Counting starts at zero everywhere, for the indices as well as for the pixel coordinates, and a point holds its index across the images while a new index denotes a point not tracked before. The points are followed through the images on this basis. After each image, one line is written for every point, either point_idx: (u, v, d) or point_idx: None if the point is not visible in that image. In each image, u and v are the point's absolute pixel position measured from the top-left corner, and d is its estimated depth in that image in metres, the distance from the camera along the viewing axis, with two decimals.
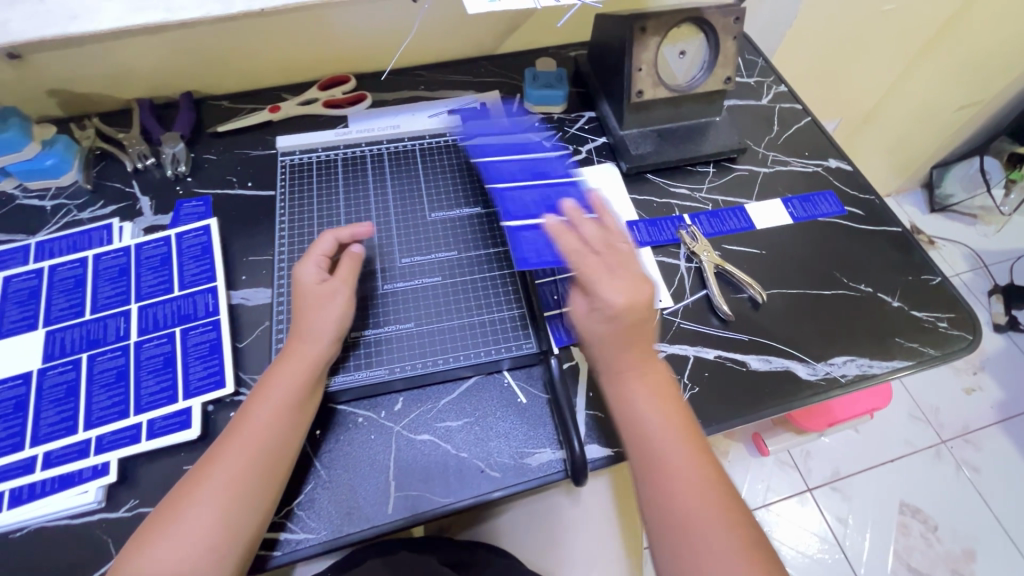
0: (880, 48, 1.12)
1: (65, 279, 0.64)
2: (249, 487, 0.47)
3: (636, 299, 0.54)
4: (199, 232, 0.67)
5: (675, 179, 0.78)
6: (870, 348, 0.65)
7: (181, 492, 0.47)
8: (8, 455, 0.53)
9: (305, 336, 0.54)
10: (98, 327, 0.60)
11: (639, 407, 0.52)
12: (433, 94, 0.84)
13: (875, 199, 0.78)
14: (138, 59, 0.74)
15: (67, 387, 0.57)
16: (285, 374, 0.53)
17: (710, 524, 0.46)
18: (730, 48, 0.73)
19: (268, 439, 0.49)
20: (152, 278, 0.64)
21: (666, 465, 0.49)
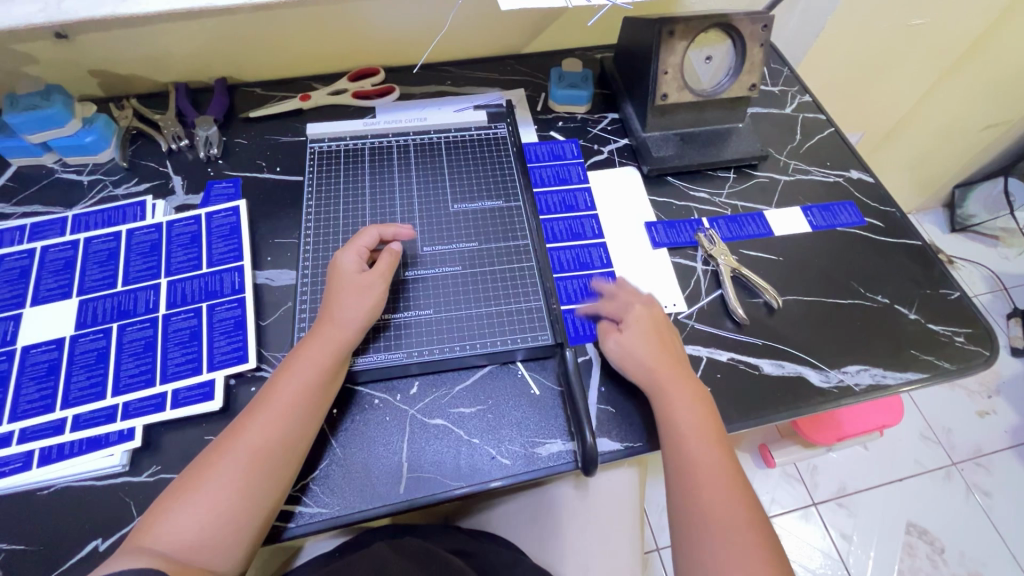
0: (906, 63, 1.12)
1: (99, 251, 0.66)
2: (270, 460, 0.49)
3: (652, 313, 0.61)
4: (228, 213, 0.69)
5: (695, 183, 0.78)
6: (884, 359, 0.65)
7: (205, 460, 0.48)
8: (39, 416, 0.55)
9: (335, 319, 0.56)
10: (129, 299, 0.62)
11: (674, 406, 0.54)
12: (460, 90, 0.86)
13: (896, 212, 0.78)
14: (178, 44, 0.77)
15: (97, 354, 0.59)
16: (313, 355, 0.54)
17: (734, 524, 0.48)
18: (757, 55, 0.73)
19: (292, 416, 0.51)
20: (182, 255, 0.66)
21: (694, 463, 0.51)
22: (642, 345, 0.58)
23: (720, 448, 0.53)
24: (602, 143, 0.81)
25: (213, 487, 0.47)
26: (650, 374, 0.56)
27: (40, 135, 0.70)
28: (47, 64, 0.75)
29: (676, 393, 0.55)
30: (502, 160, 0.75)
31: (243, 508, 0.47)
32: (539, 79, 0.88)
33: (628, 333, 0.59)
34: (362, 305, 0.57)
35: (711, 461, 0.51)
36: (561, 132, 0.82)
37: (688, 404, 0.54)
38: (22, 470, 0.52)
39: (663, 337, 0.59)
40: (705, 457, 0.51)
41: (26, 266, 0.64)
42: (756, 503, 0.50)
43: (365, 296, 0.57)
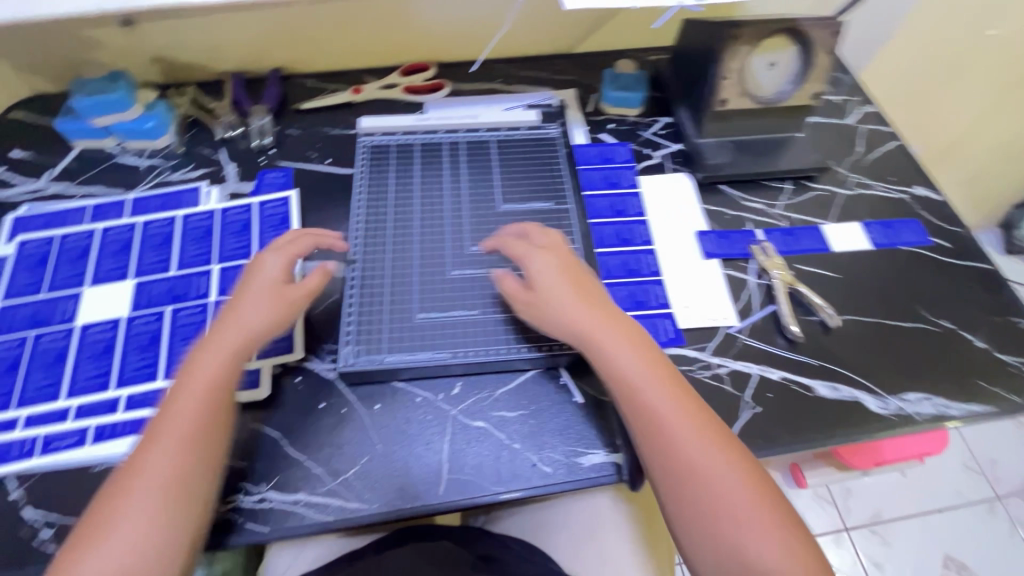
0: (973, 75, 1.07)
1: (155, 235, 0.67)
2: (184, 483, 0.46)
3: (564, 258, 0.59)
4: (279, 204, 0.70)
5: (750, 193, 0.76)
6: (948, 387, 0.62)
7: (109, 501, 0.45)
8: (95, 393, 0.56)
9: (231, 331, 0.53)
10: (182, 284, 0.63)
11: (613, 357, 0.53)
12: (509, 88, 0.85)
13: (964, 233, 0.74)
14: (236, 33, 0.78)
15: (150, 336, 0.60)
16: (203, 365, 0.51)
17: (713, 462, 0.48)
18: (824, 62, 0.70)
19: (193, 429, 0.48)
20: (234, 242, 0.67)
21: (653, 410, 0.51)
22: (563, 290, 0.56)
23: (681, 396, 0.52)
24: (654, 148, 0.79)
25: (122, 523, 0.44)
26: (586, 334, 0.54)
27: (105, 119, 0.72)
28: (113, 49, 0.77)
29: (618, 347, 0.53)
30: (552, 161, 0.74)
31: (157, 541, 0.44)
32: (590, 80, 0.87)
33: (542, 288, 0.56)
34: (265, 314, 0.54)
35: (673, 411, 0.50)
36: (613, 134, 0.81)
37: (635, 357, 0.53)
38: (77, 445, 0.54)
39: (577, 277, 0.58)
40: (669, 409, 0.51)
41: (86, 246, 0.66)
42: (731, 437, 0.51)
43: (269, 306, 0.54)
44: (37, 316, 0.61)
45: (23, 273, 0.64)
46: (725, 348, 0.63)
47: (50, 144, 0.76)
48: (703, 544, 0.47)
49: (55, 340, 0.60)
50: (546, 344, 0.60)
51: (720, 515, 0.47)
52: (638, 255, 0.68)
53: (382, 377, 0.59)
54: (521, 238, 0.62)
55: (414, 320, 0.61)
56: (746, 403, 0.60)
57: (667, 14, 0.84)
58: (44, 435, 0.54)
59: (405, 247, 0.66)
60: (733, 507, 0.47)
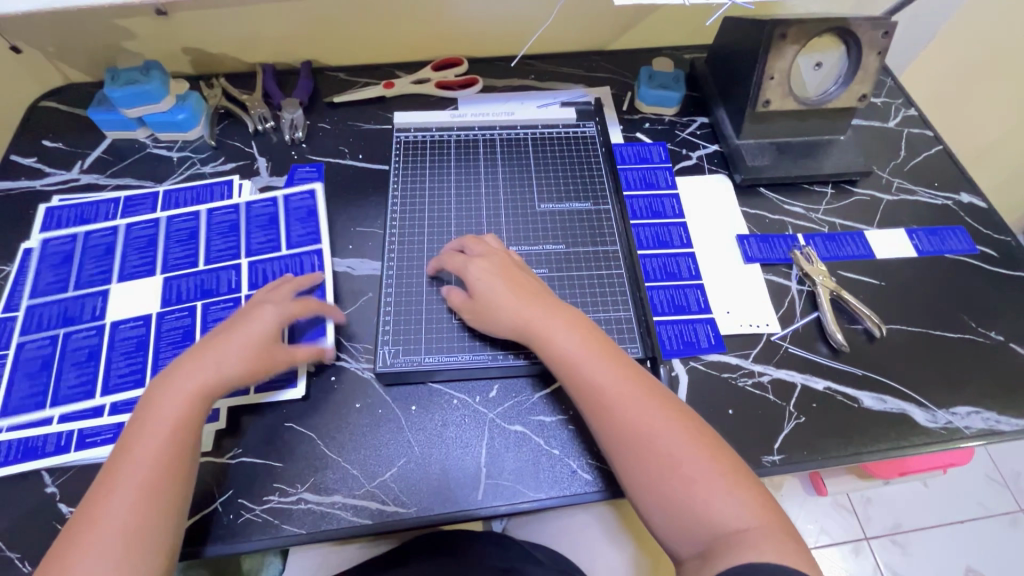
0: (1015, 78, 1.04)
1: (180, 231, 0.66)
2: (146, 534, 0.42)
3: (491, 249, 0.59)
4: (305, 196, 0.69)
5: (790, 197, 0.74)
6: (999, 402, 0.60)
7: (60, 554, 0.41)
8: (130, 390, 0.56)
9: (202, 367, 0.49)
10: (211, 278, 0.63)
11: (552, 341, 0.52)
12: (543, 85, 0.83)
13: (1012, 242, 0.71)
14: (270, 25, 0.77)
15: (183, 331, 0.59)
16: (163, 405, 0.47)
17: (665, 431, 0.47)
18: (873, 63, 0.67)
19: (155, 472, 0.44)
20: (260, 236, 0.66)
21: (597, 391, 0.49)
22: (492, 281, 0.55)
23: (622, 366, 0.51)
24: (691, 148, 0.78)
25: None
26: (519, 321, 0.53)
27: (138, 110, 0.71)
28: (146, 39, 0.76)
29: (550, 326, 0.52)
30: (590, 161, 0.72)
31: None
32: (626, 78, 0.85)
33: (476, 287, 0.56)
34: (240, 361, 0.50)
35: (618, 388, 0.49)
36: (648, 134, 0.79)
37: (570, 334, 0.52)
38: (112, 441, 0.53)
39: (507, 263, 0.57)
40: (607, 382, 0.49)
41: (112, 243, 0.65)
42: (675, 399, 0.50)
43: (246, 353, 0.51)
44: (66, 313, 0.60)
45: (47, 272, 0.63)
46: (767, 356, 0.62)
47: (81, 135, 0.75)
48: (662, 509, 0.45)
49: (86, 337, 0.59)
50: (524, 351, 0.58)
51: (674, 474, 0.45)
52: (677, 257, 0.67)
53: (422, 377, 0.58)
54: (457, 250, 0.60)
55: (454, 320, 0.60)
56: (789, 413, 0.58)
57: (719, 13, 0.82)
58: (79, 429, 0.54)
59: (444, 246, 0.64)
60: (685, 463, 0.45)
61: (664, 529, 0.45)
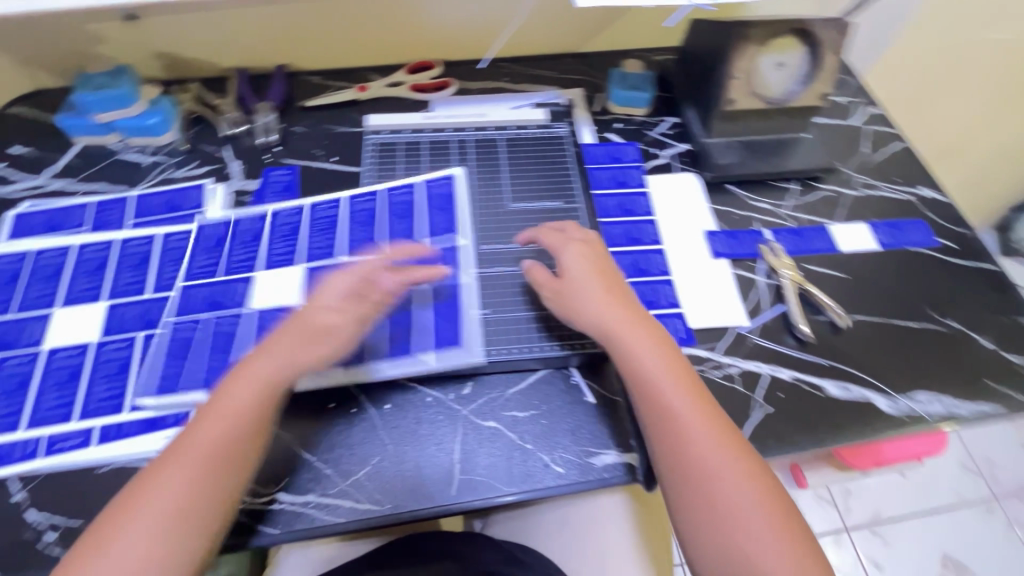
0: (973, 78, 1.09)
1: (175, 248, 0.64)
2: (191, 519, 0.43)
3: (585, 257, 0.59)
4: (330, 205, 0.68)
5: (757, 193, 0.76)
6: (958, 388, 0.62)
7: (111, 521, 0.43)
8: (109, 416, 0.54)
9: (278, 344, 0.51)
10: (225, 290, 0.61)
11: (636, 356, 0.53)
12: (516, 87, 0.85)
13: (969, 234, 0.74)
14: (242, 30, 0.77)
15: (168, 355, 0.57)
16: (235, 387, 0.49)
17: (728, 468, 0.47)
18: (832, 62, 0.70)
19: (213, 460, 0.45)
20: (242, 253, 0.64)
21: (672, 414, 0.50)
22: (588, 284, 0.57)
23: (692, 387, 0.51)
24: (661, 147, 0.79)
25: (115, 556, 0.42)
26: (603, 327, 0.54)
27: (108, 115, 0.71)
28: (116, 45, 0.76)
29: (638, 343, 0.53)
30: (561, 161, 0.73)
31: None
32: (598, 79, 0.86)
33: (570, 282, 0.57)
34: (312, 342, 0.51)
35: (691, 414, 0.49)
36: (620, 134, 0.81)
37: (654, 353, 0.53)
38: (82, 446, 0.53)
39: (602, 270, 0.58)
40: (675, 395, 0.50)
41: (104, 258, 0.63)
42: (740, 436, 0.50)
43: (318, 334, 0.51)
44: (4, 337, 0.58)
45: (36, 285, 0.62)
46: (734, 348, 0.63)
47: (51, 141, 0.75)
48: (708, 544, 0.46)
49: (20, 364, 0.57)
50: (576, 342, 0.60)
51: (716, 496, 0.46)
52: (647, 254, 0.68)
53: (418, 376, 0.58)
54: (556, 229, 0.63)
55: (452, 315, 0.60)
56: (757, 403, 0.59)
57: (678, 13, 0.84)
58: (46, 435, 0.53)
59: (453, 247, 0.64)
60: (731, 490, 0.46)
61: (693, 550, 0.46)
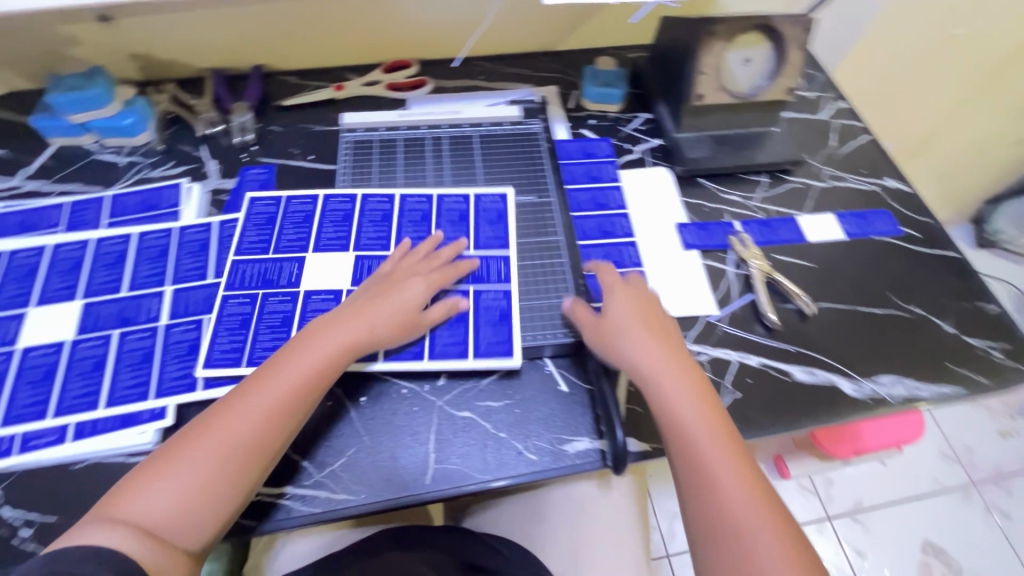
0: (940, 74, 1.12)
1: (151, 247, 0.65)
2: (248, 452, 0.48)
3: (630, 303, 0.59)
4: (383, 200, 0.69)
5: (728, 186, 0.78)
6: (919, 371, 0.64)
7: (182, 440, 0.48)
8: (84, 412, 0.54)
9: (369, 310, 0.56)
10: (275, 268, 0.63)
11: (673, 403, 0.52)
12: (492, 85, 0.86)
13: (932, 222, 0.76)
14: (217, 30, 0.78)
15: (143, 353, 0.58)
16: (320, 341, 0.54)
17: (758, 529, 0.45)
18: (797, 58, 0.71)
19: (283, 406, 0.50)
20: (254, 234, 0.65)
21: (705, 465, 0.48)
22: (629, 321, 0.57)
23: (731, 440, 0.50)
24: (634, 142, 0.81)
25: (161, 486, 0.45)
26: (641, 369, 0.55)
27: (83, 116, 0.71)
28: (91, 46, 0.76)
29: (677, 389, 0.53)
30: (534, 157, 0.75)
31: (193, 517, 0.45)
32: (572, 77, 0.88)
33: (612, 321, 0.57)
34: (394, 317, 0.56)
35: (724, 466, 0.48)
36: (593, 130, 0.82)
37: (691, 402, 0.52)
38: (57, 443, 0.53)
39: (645, 308, 0.59)
40: (712, 445, 0.49)
41: (79, 258, 0.64)
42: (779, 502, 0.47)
43: (402, 312, 0.57)
44: None
45: (10, 285, 0.62)
46: (704, 336, 0.65)
47: (26, 142, 0.75)
48: None
49: None
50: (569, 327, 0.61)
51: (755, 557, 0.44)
52: (619, 247, 0.70)
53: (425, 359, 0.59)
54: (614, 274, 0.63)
55: (477, 304, 0.62)
56: (725, 388, 0.61)
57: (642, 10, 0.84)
58: (22, 433, 0.53)
59: (499, 254, 0.66)
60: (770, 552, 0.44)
61: None
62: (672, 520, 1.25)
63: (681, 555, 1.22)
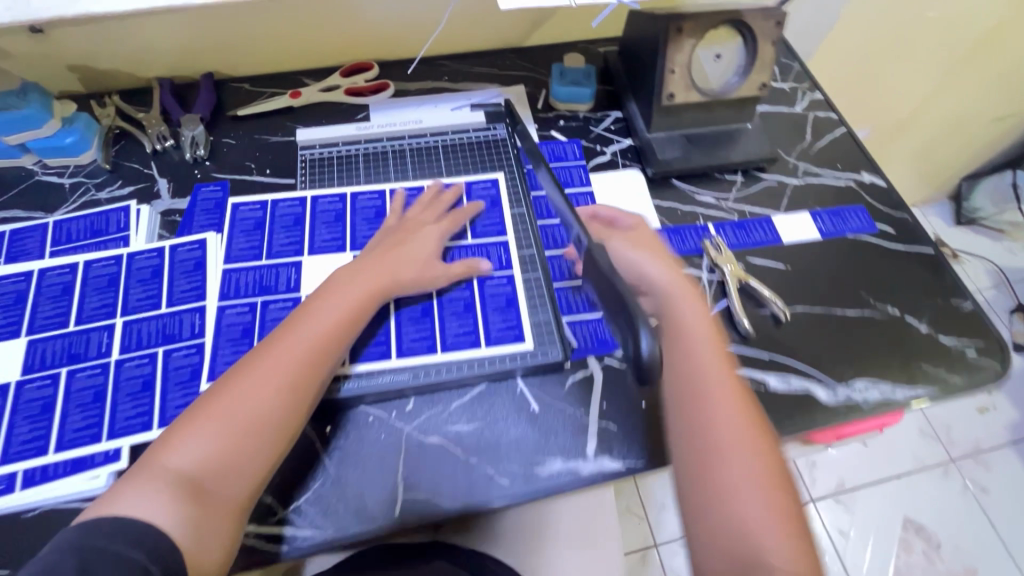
0: (917, 55, 1.10)
1: (99, 276, 0.62)
2: (293, 389, 0.50)
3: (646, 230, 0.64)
4: (374, 197, 0.69)
5: (701, 186, 0.76)
6: (894, 373, 0.63)
7: (224, 383, 0.49)
8: (32, 458, 0.52)
9: (393, 260, 0.60)
10: (270, 274, 0.63)
11: (681, 314, 0.56)
12: (457, 86, 0.83)
13: (908, 217, 0.75)
14: (161, 38, 0.73)
15: (93, 392, 0.55)
16: (347, 291, 0.57)
17: (741, 432, 0.48)
18: (768, 53, 0.69)
19: (316, 347, 0.53)
20: (185, 283, 0.62)
21: (699, 370, 0.52)
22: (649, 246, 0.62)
23: (745, 410, 0.50)
24: (605, 143, 0.79)
25: (196, 438, 0.46)
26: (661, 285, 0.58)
27: (18, 137, 0.67)
28: (24, 59, 0.72)
29: (687, 308, 0.56)
30: (505, 165, 0.73)
31: (232, 465, 0.46)
32: (540, 74, 0.85)
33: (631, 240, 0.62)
34: (419, 263, 0.61)
35: (715, 374, 0.51)
36: (563, 131, 0.80)
37: (696, 319, 0.56)
38: (6, 493, 0.50)
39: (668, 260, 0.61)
40: (709, 357, 0.53)
41: (23, 291, 0.60)
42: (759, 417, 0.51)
43: (425, 260, 0.62)
44: None
45: None
46: None
47: None
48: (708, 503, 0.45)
49: None
50: (556, 337, 0.61)
51: (742, 528, 0.44)
52: None
53: (433, 370, 0.59)
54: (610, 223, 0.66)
55: (482, 293, 0.63)
56: None
57: (605, 13, 0.84)
58: None
59: (496, 241, 0.67)
60: (765, 524, 0.44)
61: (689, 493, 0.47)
62: (659, 509, 1.26)
63: (668, 544, 1.23)
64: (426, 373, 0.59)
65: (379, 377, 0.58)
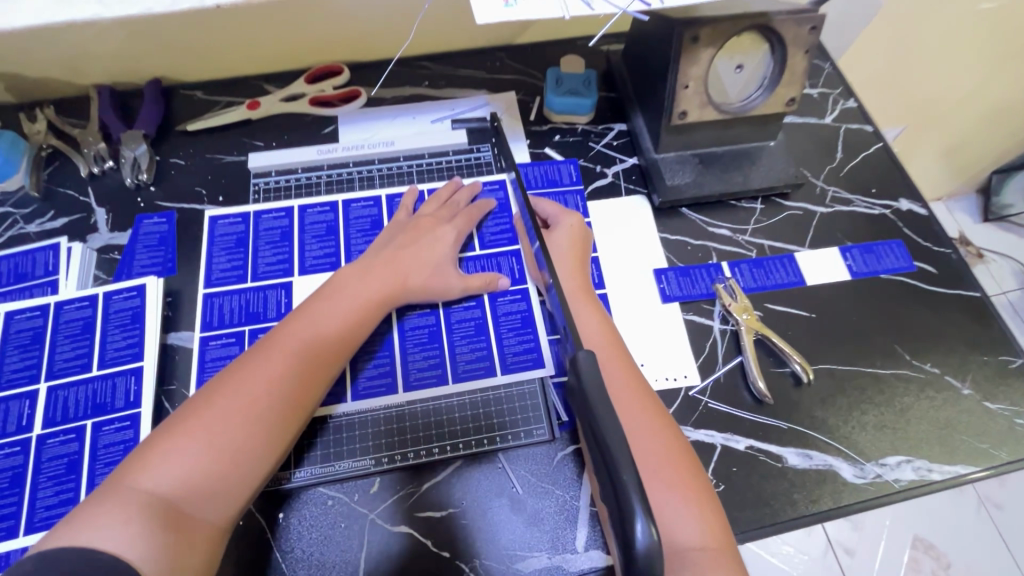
0: (962, 46, 0.97)
1: (22, 332, 0.54)
2: (293, 395, 0.45)
3: (568, 219, 0.60)
4: (369, 204, 0.64)
5: (715, 217, 0.66)
6: (930, 446, 0.55)
7: (214, 389, 0.43)
8: None
9: (403, 260, 0.55)
10: (257, 299, 0.58)
11: (580, 314, 0.53)
12: (438, 93, 0.72)
13: (952, 254, 0.65)
14: (93, 42, 0.63)
15: (10, 476, 0.48)
16: (354, 290, 0.52)
17: (643, 432, 0.46)
18: (799, 64, 0.58)
19: (322, 350, 0.48)
20: (120, 339, 0.54)
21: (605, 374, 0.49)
22: (560, 247, 0.58)
23: (648, 409, 0.47)
24: (606, 163, 0.69)
25: (178, 454, 0.39)
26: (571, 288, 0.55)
27: None
28: None
29: (581, 310, 0.53)
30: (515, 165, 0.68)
31: (219, 489, 0.40)
32: (534, 79, 0.74)
33: (556, 237, 0.59)
34: (429, 264, 0.57)
35: (615, 372, 0.49)
36: (558, 148, 0.70)
37: (591, 319, 0.52)
38: None
39: (582, 260, 0.58)
40: (608, 357, 0.50)
41: None
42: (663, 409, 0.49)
43: (439, 261, 0.57)
44: None
45: None
46: (685, 415, 0.55)
47: None
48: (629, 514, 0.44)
49: None
50: (548, 410, 0.54)
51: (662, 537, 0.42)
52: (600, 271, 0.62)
53: (401, 454, 0.52)
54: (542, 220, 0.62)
55: (494, 312, 0.58)
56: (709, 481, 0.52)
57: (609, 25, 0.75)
58: None
59: (508, 251, 0.62)
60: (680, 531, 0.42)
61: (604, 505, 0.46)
62: None
63: None
64: (393, 458, 0.52)
65: (337, 465, 0.51)
